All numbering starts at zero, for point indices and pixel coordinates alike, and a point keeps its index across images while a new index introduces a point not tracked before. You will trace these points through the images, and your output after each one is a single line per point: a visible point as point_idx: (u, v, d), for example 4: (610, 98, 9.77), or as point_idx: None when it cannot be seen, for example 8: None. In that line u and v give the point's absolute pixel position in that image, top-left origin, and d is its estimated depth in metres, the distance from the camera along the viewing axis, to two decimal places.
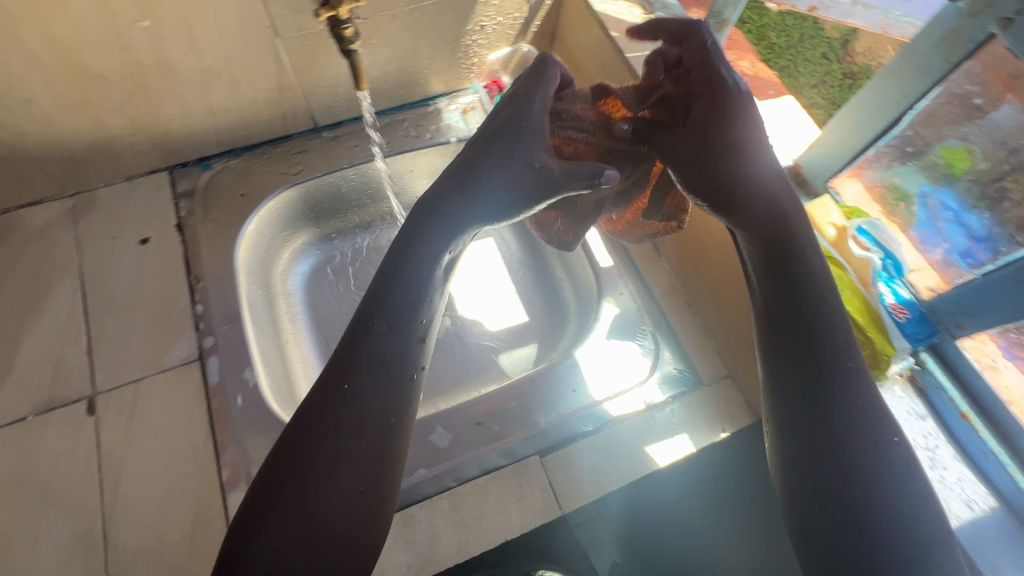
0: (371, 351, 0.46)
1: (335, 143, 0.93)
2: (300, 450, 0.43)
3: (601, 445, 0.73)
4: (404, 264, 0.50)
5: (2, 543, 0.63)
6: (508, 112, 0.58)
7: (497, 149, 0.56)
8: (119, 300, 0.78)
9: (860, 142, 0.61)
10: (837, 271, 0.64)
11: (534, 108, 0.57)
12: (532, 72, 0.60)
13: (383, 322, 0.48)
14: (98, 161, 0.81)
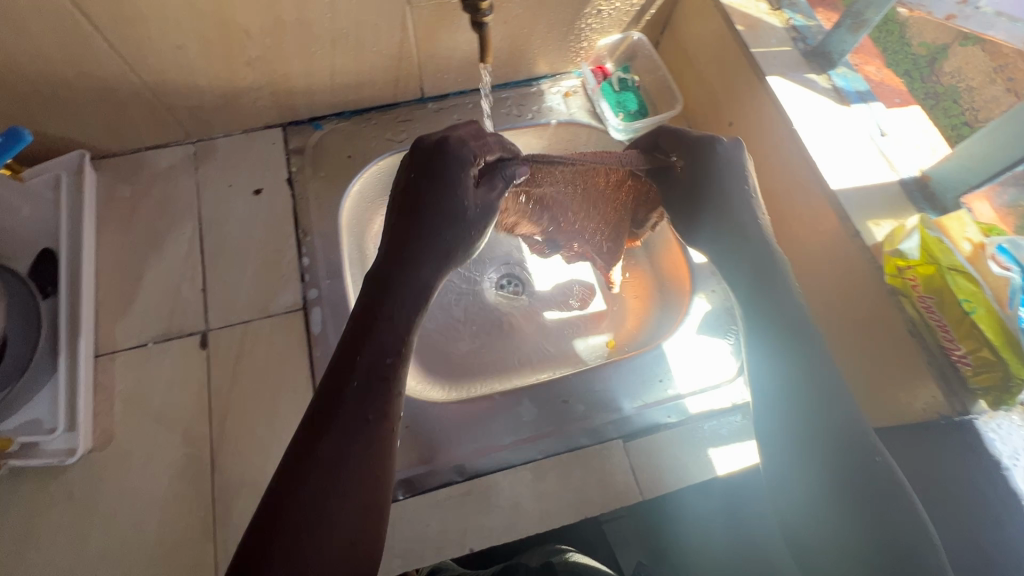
0: (355, 396, 0.47)
1: (439, 115, 0.95)
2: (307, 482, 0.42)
3: (683, 438, 0.73)
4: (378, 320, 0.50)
5: (123, 456, 0.68)
6: (431, 176, 0.54)
7: (436, 224, 0.53)
8: (232, 245, 0.82)
9: (1007, 158, 0.59)
10: (970, 288, 0.57)
11: (465, 176, 0.54)
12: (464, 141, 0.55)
13: (362, 374, 0.47)
14: (223, 111, 0.85)
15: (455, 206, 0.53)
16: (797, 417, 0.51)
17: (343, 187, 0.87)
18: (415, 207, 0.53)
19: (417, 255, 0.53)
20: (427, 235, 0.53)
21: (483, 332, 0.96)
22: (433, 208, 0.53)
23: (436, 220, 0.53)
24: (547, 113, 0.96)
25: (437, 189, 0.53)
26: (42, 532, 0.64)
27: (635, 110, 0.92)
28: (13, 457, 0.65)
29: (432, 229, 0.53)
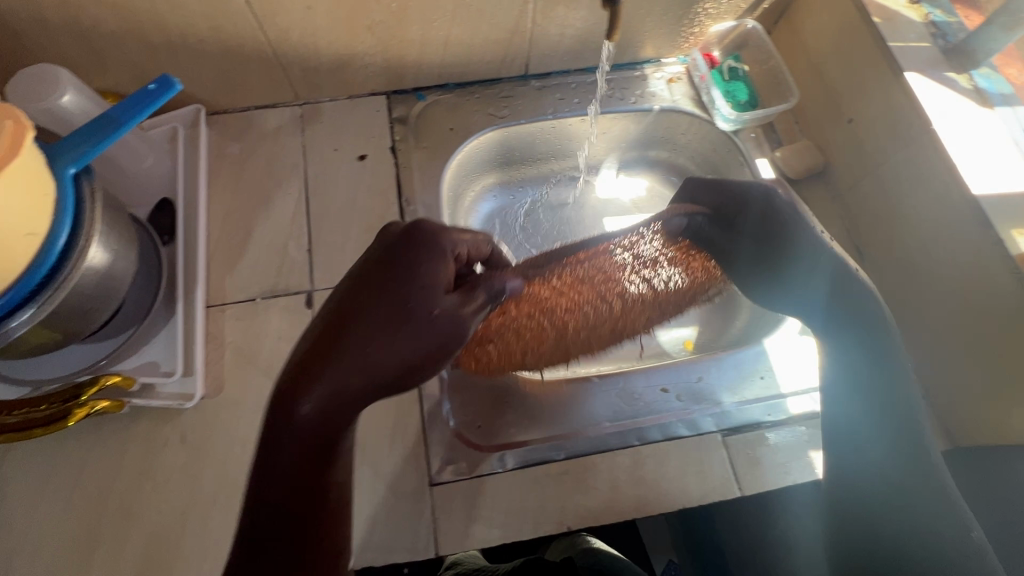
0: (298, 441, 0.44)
1: (540, 93, 0.94)
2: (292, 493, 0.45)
3: (785, 437, 0.72)
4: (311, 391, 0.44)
5: (234, 404, 0.70)
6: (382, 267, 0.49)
7: (389, 313, 0.46)
8: (337, 209, 0.83)
9: None
10: None
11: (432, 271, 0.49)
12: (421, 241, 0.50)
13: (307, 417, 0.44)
14: (335, 75, 0.85)
15: (414, 299, 0.47)
16: (862, 406, 0.58)
17: (445, 159, 0.87)
18: (383, 283, 0.47)
19: (361, 340, 0.45)
20: (380, 319, 0.45)
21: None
22: (393, 294, 0.47)
23: (390, 309, 0.46)
24: (650, 99, 0.95)
25: (409, 276, 0.48)
26: (157, 471, 0.66)
27: (745, 101, 0.91)
28: (133, 397, 0.67)
29: (379, 305, 0.46)
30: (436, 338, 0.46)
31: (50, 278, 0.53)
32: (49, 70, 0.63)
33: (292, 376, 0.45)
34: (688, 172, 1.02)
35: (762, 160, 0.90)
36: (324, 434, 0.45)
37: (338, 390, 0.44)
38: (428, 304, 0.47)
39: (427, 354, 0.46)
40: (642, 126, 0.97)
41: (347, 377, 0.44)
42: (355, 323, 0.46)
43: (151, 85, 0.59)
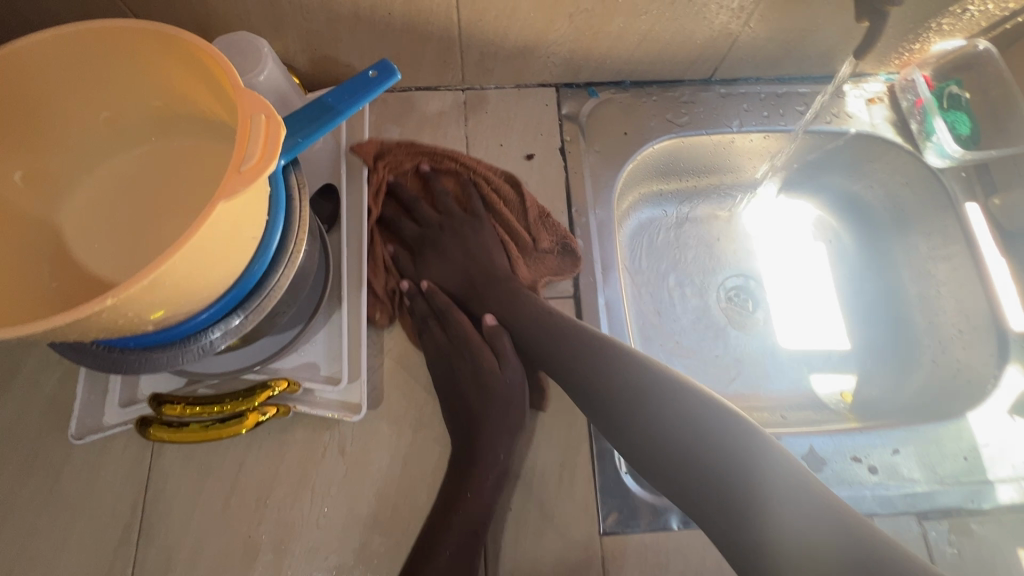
0: (468, 459, 0.62)
1: (725, 101, 0.84)
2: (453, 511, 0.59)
3: (991, 529, 0.65)
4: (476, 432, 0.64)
5: (396, 419, 0.66)
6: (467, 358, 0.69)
7: (479, 407, 0.65)
8: (501, 212, 0.76)
9: None
10: None
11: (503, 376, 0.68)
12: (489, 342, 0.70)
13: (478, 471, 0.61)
14: (511, 63, 0.77)
15: (480, 369, 0.68)
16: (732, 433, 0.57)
17: (617, 167, 0.80)
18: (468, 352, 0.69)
19: (483, 433, 0.64)
20: (470, 398, 0.66)
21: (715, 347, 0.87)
22: (470, 387, 0.67)
23: (461, 375, 0.68)
24: (847, 120, 0.85)
25: (479, 382, 0.67)
26: (316, 482, 0.63)
27: (967, 135, 0.80)
28: (297, 401, 0.64)
29: (476, 405, 0.66)
30: (504, 397, 0.66)
31: (262, 281, 0.49)
32: (254, 43, 0.59)
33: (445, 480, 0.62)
34: (862, 200, 0.91)
35: (972, 205, 0.80)
36: (473, 524, 0.59)
37: (490, 449, 0.63)
38: (483, 365, 0.68)
39: (508, 415, 0.65)
40: (831, 149, 0.87)
41: (489, 450, 0.62)
42: (454, 405, 0.66)
43: (369, 71, 0.53)
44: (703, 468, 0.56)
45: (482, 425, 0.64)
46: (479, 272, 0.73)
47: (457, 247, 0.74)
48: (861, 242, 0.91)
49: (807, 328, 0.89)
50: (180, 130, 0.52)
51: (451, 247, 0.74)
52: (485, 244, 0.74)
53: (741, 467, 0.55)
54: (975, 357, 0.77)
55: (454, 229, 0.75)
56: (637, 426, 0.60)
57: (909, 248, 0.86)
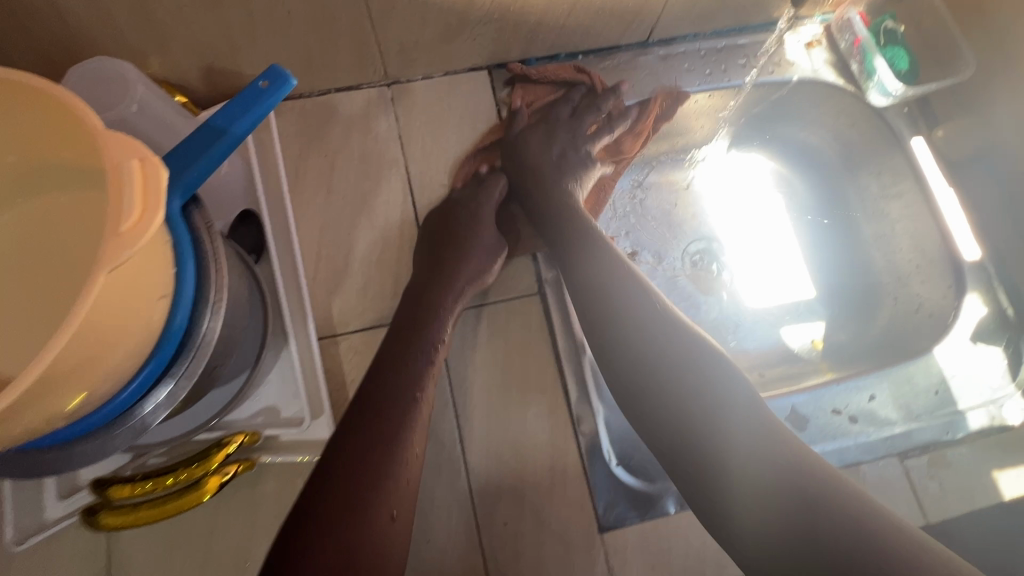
0: (419, 308, 0.61)
1: (665, 64, 0.80)
2: (395, 351, 0.56)
3: (964, 456, 0.67)
4: (437, 282, 0.63)
5: None
6: (466, 220, 0.68)
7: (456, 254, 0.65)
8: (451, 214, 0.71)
9: None
10: None
11: (472, 245, 0.66)
12: (471, 222, 0.68)
13: (424, 321, 0.59)
14: (435, 50, 0.71)
15: (468, 230, 0.67)
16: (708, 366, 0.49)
17: None
18: (448, 223, 0.68)
19: (438, 290, 0.62)
20: (440, 251, 0.65)
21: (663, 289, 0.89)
22: (458, 237, 0.66)
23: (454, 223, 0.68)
24: (789, 68, 0.83)
25: (449, 242, 0.66)
26: None
27: (905, 70, 0.79)
28: (261, 451, 0.59)
29: (452, 246, 0.66)
30: (466, 272, 0.64)
31: (186, 343, 0.43)
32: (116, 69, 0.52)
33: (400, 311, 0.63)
34: (810, 147, 0.91)
35: (918, 140, 0.80)
36: (408, 377, 0.54)
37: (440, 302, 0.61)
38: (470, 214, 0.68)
39: (462, 282, 0.64)
40: (777, 99, 0.86)
41: (440, 303, 0.61)
42: (430, 250, 0.67)
43: (259, 82, 0.47)
44: (673, 390, 0.49)
45: (439, 284, 0.63)
46: (554, 172, 0.70)
47: (562, 147, 0.73)
48: (811, 189, 0.92)
49: (767, 285, 0.89)
50: (42, 185, 0.44)
51: (557, 142, 0.73)
52: (577, 166, 0.73)
53: (697, 438, 0.47)
54: (931, 291, 0.78)
55: (576, 137, 0.75)
56: (619, 346, 0.54)
57: (862, 189, 0.86)
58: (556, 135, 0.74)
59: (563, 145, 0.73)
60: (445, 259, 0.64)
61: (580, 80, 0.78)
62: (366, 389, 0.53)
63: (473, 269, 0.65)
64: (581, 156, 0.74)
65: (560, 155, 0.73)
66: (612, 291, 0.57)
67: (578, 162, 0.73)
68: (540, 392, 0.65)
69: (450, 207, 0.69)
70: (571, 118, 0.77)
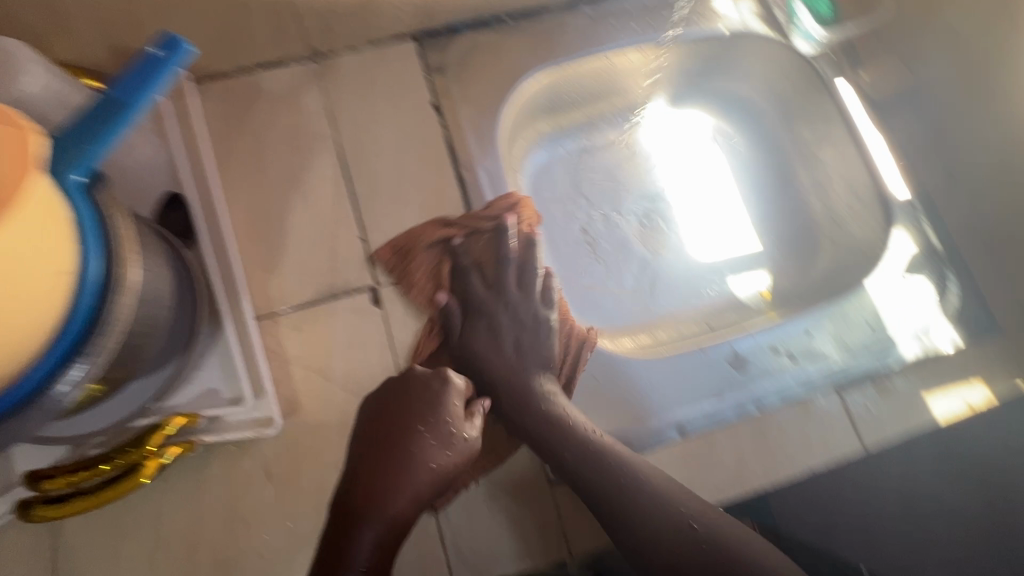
0: (366, 492, 0.51)
1: (593, 23, 0.80)
2: (324, 564, 0.48)
3: (896, 384, 0.70)
4: (361, 521, 0.49)
5: (317, 426, 0.62)
6: (420, 402, 0.55)
7: (401, 494, 0.51)
8: (386, 184, 0.71)
9: None
10: None
11: (419, 467, 0.52)
12: (425, 398, 0.56)
13: (350, 548, 0.48)
14: (356, 19, 0.69)
15: (430, 413, 0.55)
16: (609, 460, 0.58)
17: (496, 115, 0.75)
18: (396, 410, 0.55)
19: (384, 480, 0.51)
20: (366, 493, 0.51)
21: (609, 246, 0.90)
22: (401, 429, 0.54)
23: (402, 439, 0.54)
24: (716, 20, 0.84)
25: (386, 458, 0.53)
26: (247, 512, 0.59)
27: (825, 14, 0.84)
28: (203, 433, 0.58)
29: (396, 468, 0.52)
30: (417, 471, 0.52)
31: (93, 322, 0.42)
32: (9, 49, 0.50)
33: (328, 536, 0.50)
34: (745, 99, 0.93)
35: (842, 81, 0.82)
36: None
37: (374, 548, 0.49)
38: (425, 436, 0.54)
39: (413, 496, 0.52)
40: (708, 53, 0.87)
41: (374, 536, 0.49)
42: (348, 492, 0.51)
43: (155, 50, 0.45)
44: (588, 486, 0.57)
45: (382, 484, 0.51)
46: (502, 364, 0.64)
47: (513, 336, 0.65)
48: (751, 140, 0.93)
49: (713, 239, 0.91)
50: None
51: (506, 328, 0.65)
52: (536, 343, 0.65)
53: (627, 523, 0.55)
54: (864, 230, 0.81)
55: (515, 310, 0.66)
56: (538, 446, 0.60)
57: (797, 136, 0.89)
58: (500, 325, 0.65)
59: (519, 324, 0.66)
60: (380, 476, 0.51)
61: (490, 221, 0.68)
62: None
63: (426, 468, 0.53)
64: (536, 346, 0.65)
65: (504, 367, 0.64)
66: (523, 390, 0.62)
67: (540, 343, 0.65)
68: None
69: (397, 388, 0.57)
70: (500, 289, 0.67)
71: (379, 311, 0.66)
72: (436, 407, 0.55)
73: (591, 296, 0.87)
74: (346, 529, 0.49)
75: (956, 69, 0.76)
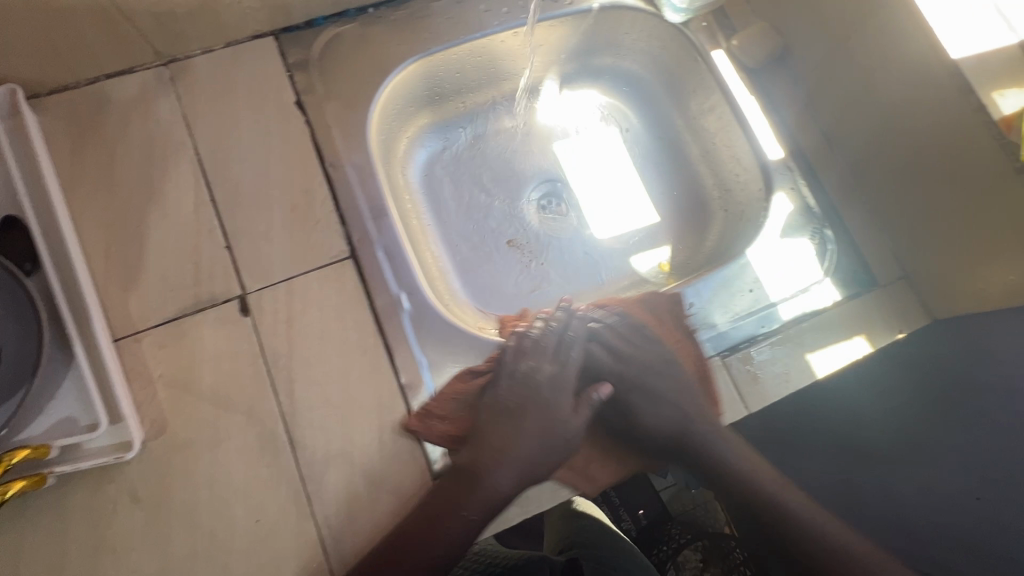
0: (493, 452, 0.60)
1: (462, 7, 0.78)
2: (426, 516, 0.57)
3: (778, 346, 0.71)
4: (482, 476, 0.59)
5: (185, 445, 0.60)
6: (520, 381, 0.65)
7: (512, 481, 0.60)
8: (249, 189, 0.68)
9: None
10: None
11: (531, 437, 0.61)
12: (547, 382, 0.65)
13: (468, 510, 0.58)
14: (201, 18, 0.67)
15: (551, 421, 0.63)
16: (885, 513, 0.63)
17: (365, 109, 0.73)
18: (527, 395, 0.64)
19: (498, 447, 0.61)
20: (495, 448, 0.61)
21: (509, 231, 0.89)
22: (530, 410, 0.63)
23: (522, 429, 0.62)
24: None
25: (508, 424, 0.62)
26: (116, 541, 0.57)
27: None
28: (56, 463, 0.57)
29: (517, 454, 0.60)
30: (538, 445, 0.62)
31: None
32: None
33: (454, 483, 0.59)
34: (633, 76, 0.93)
35: (717, 53, 0.82)
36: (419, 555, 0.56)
37: (479, 509, 0.58)
38: (544, 439, 0.61)
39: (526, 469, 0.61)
40: (583, 29, 0.86)
41: (483, 501, 0.59)
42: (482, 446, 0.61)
43: None
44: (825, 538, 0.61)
45: (505, 450, 0.60)
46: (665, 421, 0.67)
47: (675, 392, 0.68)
48: (643, 117, 0.94)
49: (610, 216, 0.91)
50: None
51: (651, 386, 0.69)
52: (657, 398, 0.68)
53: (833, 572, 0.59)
54: (748, 195, 0.82)
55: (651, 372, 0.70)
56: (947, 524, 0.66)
57: (683, 109, 0.89)
58: (655, 399, 0.68)
59: (640, 398, 0.69)
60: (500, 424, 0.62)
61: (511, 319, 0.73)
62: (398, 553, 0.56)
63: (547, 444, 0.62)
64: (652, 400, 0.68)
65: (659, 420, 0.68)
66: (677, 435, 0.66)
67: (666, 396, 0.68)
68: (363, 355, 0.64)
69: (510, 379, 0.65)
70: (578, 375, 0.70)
71: (248, 320, 0.64)
72: (567, 417, 0.63)
73: (490, 285, 0.86)
74: (467, 488, 0.59)
75: (819, 31, 0.75)
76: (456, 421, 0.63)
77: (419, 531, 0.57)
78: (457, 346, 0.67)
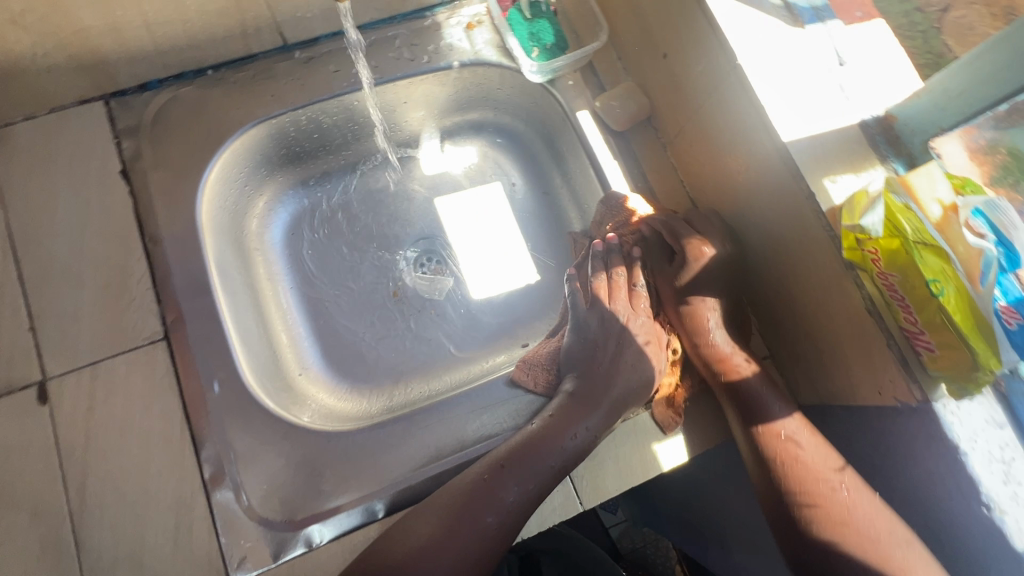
0: (594, 383, 0.66)
1: (309, 67, 0.75)
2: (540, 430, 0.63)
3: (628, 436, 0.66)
4: (592, 397, 0.65)
5: None
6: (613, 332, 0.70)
7: (621, 398, 0.65)
8: (62, 265, 0.65)
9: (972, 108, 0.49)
10: (887, 246, 0.49)
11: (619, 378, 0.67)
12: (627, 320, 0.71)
13: (574, 426, 0.63)
14: (9, 89, 0.64)
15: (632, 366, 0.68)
16: None
17: (196, 180, 0.70)
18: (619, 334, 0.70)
19: (615, 372, 0.67)
20: (586, 377, 0.68)
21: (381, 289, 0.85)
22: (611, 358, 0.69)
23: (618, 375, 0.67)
24: (447, 52, 0.78)
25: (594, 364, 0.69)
26: None
27: (552, 44, 0.79)
28: None
29: (620, 390, 0.65)
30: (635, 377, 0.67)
31: None
32: None
33: (563, 409, 0.64)
34: (514, 130, 0.89)
35: (583, 113, 0.78)
36: (539, 462, 0.60)
37: (579, 423, 0.63)
38: (643, 364, 0.67)
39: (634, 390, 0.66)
40: (449, 86, 0.81)
41: (595, 413, 0.64)
42: (580, 382, 0.67)
43: None
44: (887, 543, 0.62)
45: (604, 379, 0.67)
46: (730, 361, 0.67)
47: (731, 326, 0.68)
48: (526, 171, 0.90)
49: (486, 275, 0.87)
50: None
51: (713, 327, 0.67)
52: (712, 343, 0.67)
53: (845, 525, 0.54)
54: None
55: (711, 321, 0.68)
56: None
57: (562, 166, 0.86)
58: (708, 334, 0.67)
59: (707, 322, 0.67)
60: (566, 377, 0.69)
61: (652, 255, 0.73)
62: (521, 458, 0.60)
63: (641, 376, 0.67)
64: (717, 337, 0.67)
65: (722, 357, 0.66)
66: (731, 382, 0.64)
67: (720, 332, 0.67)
68: (165, 447, 0.61)
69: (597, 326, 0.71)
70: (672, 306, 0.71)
71: (44, 410, 0.61)
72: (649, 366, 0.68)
73: (354, 350, 0.81)
74: (581, 409, 0.64)
75: (679, 96, 0.71)
76: (546, 364, 0.72)
77: (541, 437, 0.62)
78: (272, 433, 0.64)
